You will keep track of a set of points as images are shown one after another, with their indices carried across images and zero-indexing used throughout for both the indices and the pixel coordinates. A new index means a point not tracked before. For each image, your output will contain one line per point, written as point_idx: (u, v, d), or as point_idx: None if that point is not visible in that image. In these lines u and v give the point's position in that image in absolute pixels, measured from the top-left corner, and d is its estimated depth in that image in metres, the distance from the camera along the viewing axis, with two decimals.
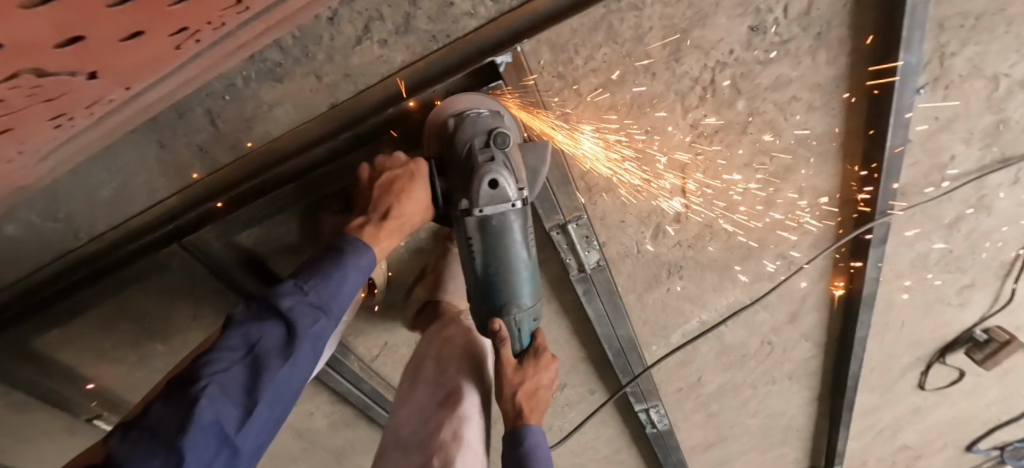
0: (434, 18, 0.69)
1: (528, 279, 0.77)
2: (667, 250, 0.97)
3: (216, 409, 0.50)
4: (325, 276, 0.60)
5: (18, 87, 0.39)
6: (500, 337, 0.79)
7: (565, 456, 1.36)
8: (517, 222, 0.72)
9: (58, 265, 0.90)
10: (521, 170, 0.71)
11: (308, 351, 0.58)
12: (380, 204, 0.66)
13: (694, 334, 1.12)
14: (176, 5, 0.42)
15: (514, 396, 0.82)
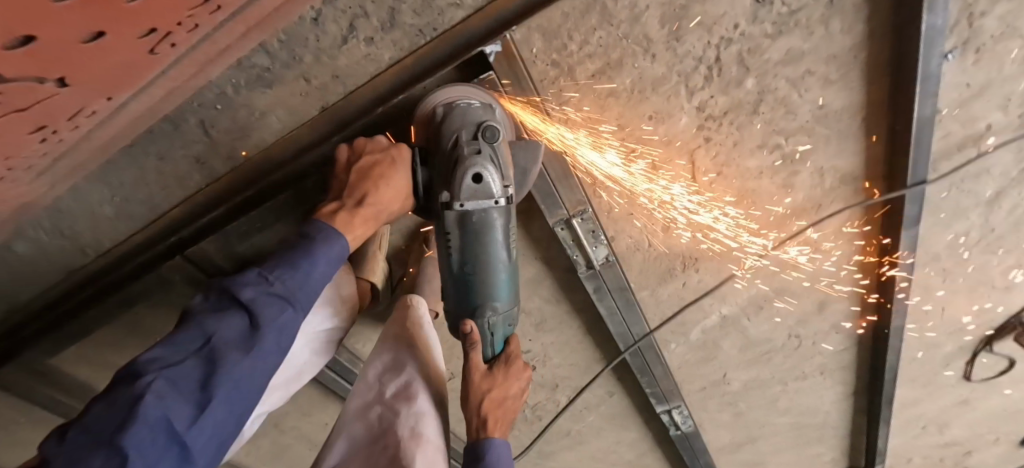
0: (420, 11, 0.66)
1: (507, 281, 0.73)
2: (681, 243, 0.92)
3: (166, 405, 0.48)
4: (290, 264, 0.57)
5: None
6: (471, 341, 0.73)
7: (586, 462, 1.31)
8: (498, 221, 0.68)
9: (68, 282, 0.91)
10: (509, 168, 0.68)
11: (272, 344, 0.55)
12: (356, 189, 0.63)
13: (714, 330, 1.07)
14: (135, 2, 0.41)
15: (480, 406, 0.74)
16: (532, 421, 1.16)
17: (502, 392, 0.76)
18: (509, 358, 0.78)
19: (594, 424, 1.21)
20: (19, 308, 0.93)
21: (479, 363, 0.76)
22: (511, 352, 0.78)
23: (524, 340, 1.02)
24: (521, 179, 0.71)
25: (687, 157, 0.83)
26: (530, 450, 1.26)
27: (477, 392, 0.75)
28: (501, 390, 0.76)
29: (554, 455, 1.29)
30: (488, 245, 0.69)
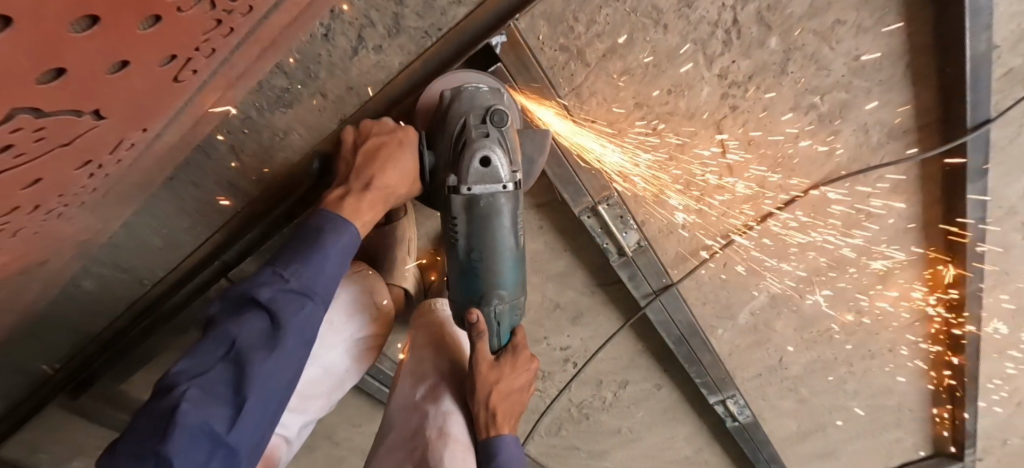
0: (423, 14, 0.67)
1: (515, 269, 0.70)
2: (717, 219, 0.88)
3: (202, 411, 0.50)
4: (303, 260, 0.57)
5: (22, 131, 0.40)
6: (478, 331, 0.69)
7: (640, 463, 1.25)
8: (507, 206, 0.67)
9: (129, 313, 0.95)
10: (517, 154, 0.68)
11: (293, 341, 0.55)
12: (364, 174, 0.63)
13: (766, 310, 1.00)
14: (150, 30, 0.42)
15: (488, 398, 0.73)
16: (579, 420, 1.12)
17: (509, 385, 0.75)
18: (516, 349, 0.75)
19: (646, 422, 1.15)
20: (90, 342, 0.99)
21: (486, 354, 0.72)
22: (517, 344, 0.75)
23: (561, 337, 0.99)
24: (527, 170, 0.72)
25: (714, 128, 0.79)
26: (579, 452, 1.19)
27: (486, 384, 0.73)
28: (508, 383, 0.74)
29: (608, 457, 1.22)
30: (495, 230, 0.67)
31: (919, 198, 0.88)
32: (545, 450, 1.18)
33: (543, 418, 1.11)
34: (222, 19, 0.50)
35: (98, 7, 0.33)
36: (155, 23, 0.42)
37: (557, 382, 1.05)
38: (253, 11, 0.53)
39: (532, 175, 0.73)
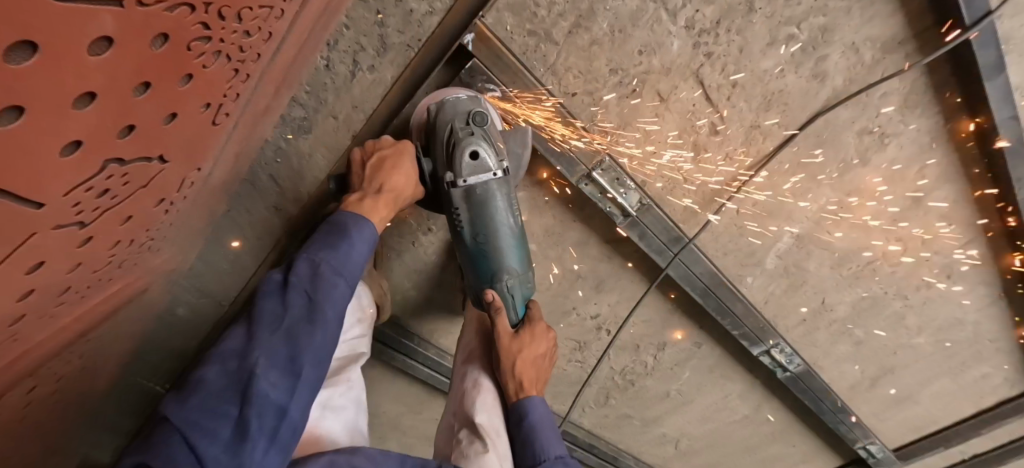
0: (403, 29, 0.75)
1: (519, 246, 0.79)
2: (718, 168, 0.90)
3: (268, 379, 0.59)
4: (334, 247, 0.68)
5: (112, 177, 0.52)
6: (495, 307, 0.79)
7: (698, 427, 1.24)
8: (500, 191, 0.75)
9: (214, 333, 1.12)
10: (503, 146, 0.76)
11: (333, 315, 0.65)
12: (375, 181, 0.73)
13: (794, 251, 0.99)
14: (186, 86, 0.53)
15: (514, 365, 0.81)
16: (625, 388, 1.15)
17: (533, 353, 0.82)
18: (533, 321, 0.83)
19: (695, 383, 1.15)
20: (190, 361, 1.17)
21: (506, 327, 0.80)
22: (533, 316, 0.83)
23: (588, 306, 1.03)
24: (517, 164, 0.79)
25: (694, 77, 0.82)
26: (633, 420, 1.21)
27: (509, 353, 0.80)
28: (530, 351, 0.81)
29: (663, 423, 1.23)
30: (494, 215, 0.75)
31: (939, 110, 0.84)
32: (598, 422, 1.21)
33: (589, 389, 1.15)
34: (239, 68, 0.61)
35: (148, 75, 0.46)
36: (189, 79, 0.53)
37: (594, 352, 1.09)
38: (261, 55, 0.63)
39: (524, 168, 0.80)
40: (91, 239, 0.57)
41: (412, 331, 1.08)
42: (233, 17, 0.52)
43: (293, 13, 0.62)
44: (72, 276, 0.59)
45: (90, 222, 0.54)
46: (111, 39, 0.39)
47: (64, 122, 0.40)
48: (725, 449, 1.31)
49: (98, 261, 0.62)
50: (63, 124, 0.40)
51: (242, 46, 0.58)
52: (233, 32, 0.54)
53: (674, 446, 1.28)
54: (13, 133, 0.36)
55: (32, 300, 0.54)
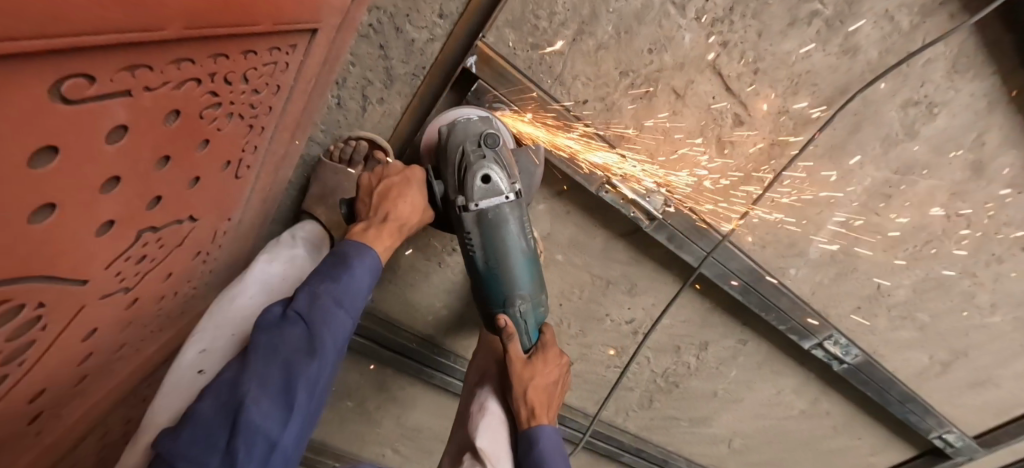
0: (407, 59, 0.76)
1: (531, 269, 0.77)
2: (746, 159, 0.85)
3: (259, 410, 0.58)
4: (334, 279, 0.68)
5: (148, 244, 0.56)
6: (507, 332, 0.78)
7: (751, 424, 1.20)
8: (513, 215, 0.74)
9: None
10: (515, 168, 0.75)
11: (329, 346, 0.66)
12: (380, 210, 0.74)
13: (839, 237, 0.93)
14: (203, 151, 0.56)
15: (526, 391, 0.80)
16: (670, 390, 1.12)
17: (544, 380, 0.81)
18: (546, 347, 0.82)
19: (743, 381, 1.11)
20: None
21: (517, 352, 0.80)
22: (546, 340, 0.82)
23: (622, 311, 1.01)
24: (530, 182, 0.79)
25: (711, 68, 0.78)
26: (681, 422, 1.18)
27: (520, 379, 0.80)
28: (541, 379, 0.81)
29: (714, 423, 1.19)
30: (507, 238, 0.74)
31: (995, 72, 0.75)
32: (644, 425, 1.19)
33: (631, 393, 1.13)
34: (253, 124, 0.63)
35: (167, 148, 0.49)
36: (206, 144, 0.56)
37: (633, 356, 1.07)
38: (272, 108, 0.65)
39: (535, 187, 0.80)
40: (137, 300, 0.62)
41: (448, 349, 1.10)
42: (239, 80, 0.54)
43: (297, 63, 0.64)
44: (125, 334, 0.64)
45: (133, 285, 0.58)
46: (126, 127, 0.42)
47: (95, 207, 0.44)
48: (783, 444, 1.25)
49: (147, 317, 0.67)
50: (94, 209, 0.44)
51: (252, 104, 0.60)
52: (241, 93, 0.56)
53: (727, 445, 1.24)
54: (52, 228, 0.40)
55: (91, 362, 0.59)
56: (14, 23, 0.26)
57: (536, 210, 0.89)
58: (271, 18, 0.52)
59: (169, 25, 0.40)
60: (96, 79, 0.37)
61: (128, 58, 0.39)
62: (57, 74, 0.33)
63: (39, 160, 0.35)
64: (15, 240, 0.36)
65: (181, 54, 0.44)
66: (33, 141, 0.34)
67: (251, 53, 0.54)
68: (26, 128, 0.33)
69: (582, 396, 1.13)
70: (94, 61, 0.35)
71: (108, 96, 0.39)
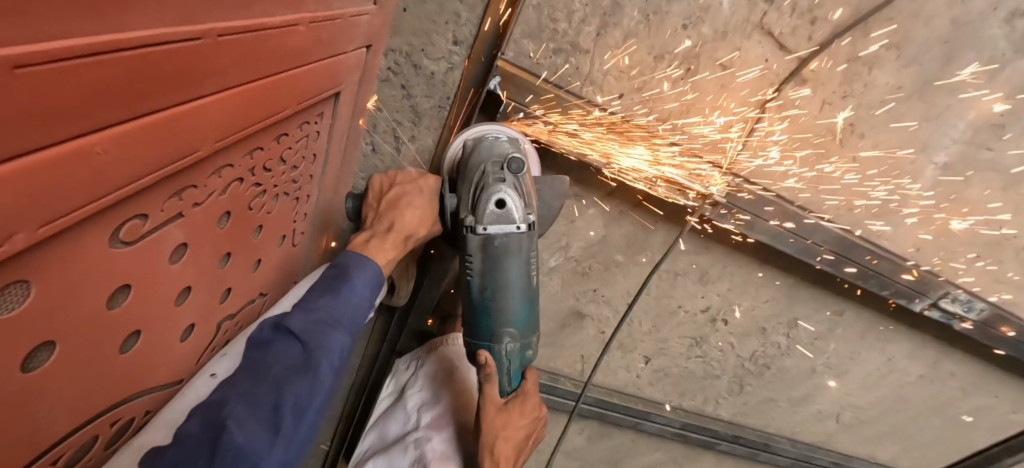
0: (430, 93, 0.75)
1: (528, 309, 0.70)
2: (816, 120, 0.76)
3: (244, 430, 0.47)
4: (333, 292, 0.60)
5: (230, 330, 0.60)
6: (486, 372, 0.66)
7: (861, 396, 1.10)
8: (521, 248, 0.66)
9: (343, 419, 1.17)
10: (533, 198, 0.68)
11: (327, 365, 0.55)
12: (386, 219, 0.68)
13: (943, 184, 0.81)
14: (258, 235, 0.58)
15: (491, 442, 0.67)
16: (762, 373, 1.05)
17: (515, 433, 0.69)
18: (524, 397, 0.71)
19: (845, 352, 1.02)
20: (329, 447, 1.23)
21: (494, 397, 0.68)
22: (526, 389, 0.72)
23: (695, 301, 0.95)
24: (545, 214, 0.74)
25: (758, 30, 0.69)
26: (779, 403, 1.11)
27: (490, 428, 0.67)
28: (510, 432, 0.68)
29: (817, 399, 1.10)
30: (510, 272, 0.66)
31: None
32: (739, 411, 1.13)
33: (719, 381, 1.07)
34: (298, 196, 0.65)
35: (227, 246, 0.52)
36: (260, 229, 0.58)
37: (716, 343, 1.01)
38: (313, 176, 0.67)
39: (552, 221, 0.75)
40: None
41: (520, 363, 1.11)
42: (278, 164, 0.56)
43: (327, 129, 0.65)
44: None
45: None
46: (185, 244, 0.44)
47: (173, 318, 0.46)
48: (903, 413, 1.14)
49: None
50: (172, 321, 0.46)
51: (294, 179, 0.62)
52: (281, 174, 0.58)
53: (837, 421, 1.15)
54: (141, 349, 0.43)
55: None
56: (62, 206, 0.27)
57: (586, 215, 0.86)
58: (296, 101, 0.52)
59: (207, 143, 0.40)
60: (149, 216, 0.38)
61: (175, 186, 0.40)
62: (112, 226, 0.34)
63: (115, 300, 0.38)
64: (107, 371, 0.40)
65: (222, 163, 0.45)
66: (105, 286, 0.36)
67: (284, 135, 0.55)
68: (94, 279, 0.35)
69: (667, 390, 1.09)
70: (144, 201, 0.37)
71: (164, 224, 0.40)
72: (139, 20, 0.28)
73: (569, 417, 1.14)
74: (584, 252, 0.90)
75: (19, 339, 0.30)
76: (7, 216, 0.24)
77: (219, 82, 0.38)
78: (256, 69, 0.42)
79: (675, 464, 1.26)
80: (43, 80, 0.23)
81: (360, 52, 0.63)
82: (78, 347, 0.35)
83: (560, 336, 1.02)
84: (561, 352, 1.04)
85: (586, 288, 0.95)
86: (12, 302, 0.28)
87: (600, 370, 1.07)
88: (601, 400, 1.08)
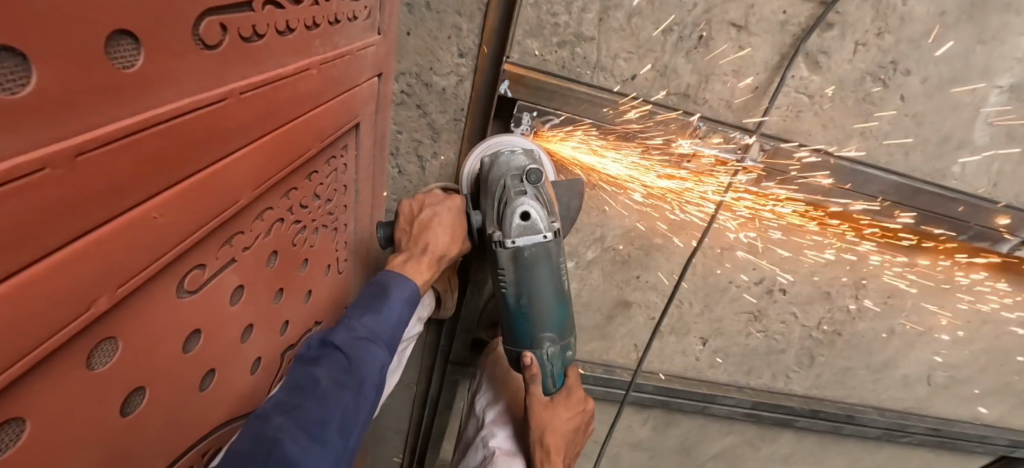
0: (444, 108, 0.76)
1: (563, 311, 0.70)
2: (850, 66, 0.70)
3: (295, 442, 0.47)
4: (374, 310, 0.58)
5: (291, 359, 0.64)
6: (529, 373, 0.69)
7: (952, 354, 1.01)
8: (552, 255, 0.66)
9: (410, 429, 1.22)
10: (554, 206, 0.68)
11: (370, 381, 0.55)
12: (420, 241, 0.66)
13: (1012, 109, 0.73)
14: (305, 269, 0.62)
15: (541, 434, 0.70)
16: (832, 342, 0.99)
17: (564, 426, 0.71)
18: (570, 391, 0.74)
19: (925, 308, 0.94)
20: (400, 455, 1.30)
21: (539, 396, 0.71)
22: (571, 385, 0.74)
23: (745, 275, 0.91)
24: (566, 213, 0.73)
25: None
26: (858, 371, 1.04)
27: (538, 422, 0.70)
28: (560, 424, 0.71)
29: (900, 363, 1.02)
30: (545, 278, 0.66)
31: None
32: (813, 384, 1.06)
33: (786, 355, 1.02)
34: (336, 227, 0.69)
35: (279, 282, 0.55)
36: (305, 263, 0.61)
37: (777, 316, 0.96)
38: (347, 206, 0.71)
39: (574, 220, 0.76)
40: None
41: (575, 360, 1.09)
42: (313, 199, 0.59)
43: (353, 160, 0.68)
44: None
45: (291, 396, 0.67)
46: (242, 285, 0.48)
47: (239, 354, 0.50)
48: (1006, 368, 1.03)
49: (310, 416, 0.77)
50: (239, 357, 0.50)
51: (330, 212, 0.65)
52: (318, 209, 0.61)
53: (928, 384, 1.06)
54: (216, 386, 0.47)
55: None
56: (128, 269, 0.30)
57: (617, 204, 0.84)
58: (319, 139, 0.55)
59: (245, 193, 0.42)
60: (207, 265, 0.41)
61: (224, 235, 0.43)
62: (176, 280, 0.38)
63: (189, 344, 0.41)
64: (191, 408, 0.43)
65: (263, 207, 0.48)
66: (177, 335, 0.39)
67: (314, 173, 0.58)
68: (167, 329, 0.38)
69: (730, 370, 1.05)
70: (201, 253, 0.40)
71: (220, 270, 0.44)
72: (166, 94, 0.31)
73: (632, 408, 1.13)
74: (621, 240, 0.88)
75: (114, 384, 0.33)
76: (80, 283, 0.27)
77: (247, 136, 0.41)
78: (277, 117, 0.45)
79: (751, 445, 1.20)
80: (98, 164, 0.26)
81: (371, 82, 0.66)
82: (163, 390, 0.39)
83: (610, 327, 1.01)
84: (614, 343, 1.03)
85: (628, 275, 0.93)
86: (104, 356, 0.32)
87: (656, 357, 1.04)
88: (662, 388, 1.05)
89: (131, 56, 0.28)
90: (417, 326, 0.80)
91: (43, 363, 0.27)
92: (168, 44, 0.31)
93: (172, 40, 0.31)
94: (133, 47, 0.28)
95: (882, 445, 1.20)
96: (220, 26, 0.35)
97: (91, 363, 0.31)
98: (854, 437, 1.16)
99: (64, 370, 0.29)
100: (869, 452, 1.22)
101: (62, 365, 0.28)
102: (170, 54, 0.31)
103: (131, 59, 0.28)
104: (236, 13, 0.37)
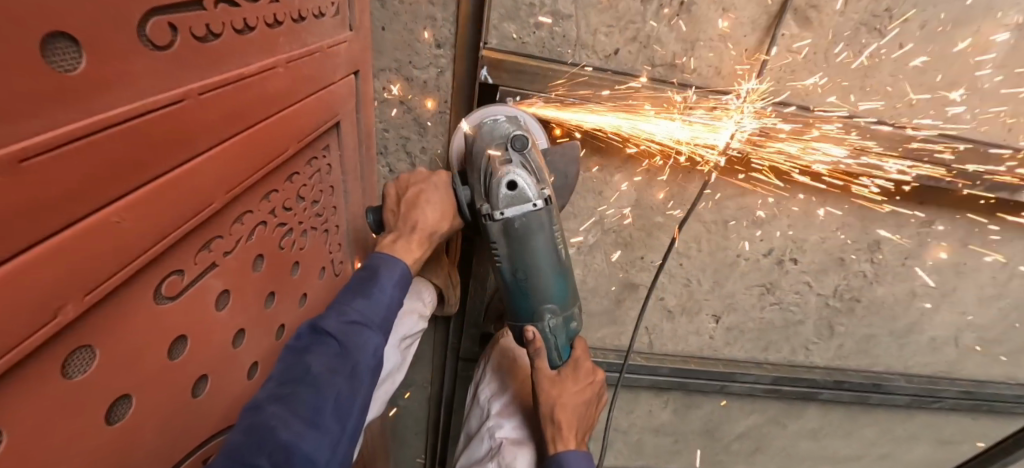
0: (427, 101, 0.76)
1: (563, 280, 0.68)
2: (842, 18, 0.67)
3: (290, 428, 0.47)
4: (365, 293, 0.57)
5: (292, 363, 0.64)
6: (534, 347, 0.68)
7: (981, 313, 0.97)
8: (544, 223, 0.63)
9: (428, 430, 1.22)
10: (544, 173, 0.65)
11: (364, 365, 0.55)
12: (409, 220, 0.65)
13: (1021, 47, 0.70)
14: (296, 272, 0.61)
15: (552, 410, 0.68)
16: (852, 308, 0.95)
17: (574, 400, 0.69)
18: (576, 363, 0.72)
19: (947, 267, 0.90)
20: (421, 458, 1.30)
21: (546, 370, 0.70)
22: (577, 357, 0.73)
23: (753, 247, 0.88)
24: (564, 182, 0.72)
25: None
26: (881, 339, 1.00)
27: (546, 398, 0.69)
28: (569, 398, 0.69)
29: (926, 326, 0.98)
30: (540, 248, 0.64)
31: None
32: (836, 355, 1.03)
33: (805, 326, 0.98)
34: (327, 229, 0.69)
35: (269, 286, 0.55)
36: (296, 265, 0.61)
37: (790, 287, 0.93)
38: (336, 206, 0.71)
39: (571, 190, 0.74)
40: None
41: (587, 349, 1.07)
42: (297, 201, 0.58)
43: (337, 160, 0.68)
44: None
45: None
46: (227, 290, 0.47)
47: (231, 360, 0.50)
48: None
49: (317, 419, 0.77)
50: (232, 363, 0.50)
51: (318, 213, 0.65)
52: (304, 211, 0.61)
53: (957, 346, 1.02)
54: (210, 393, 0.47)
55: None
56: (91, 276, 0.30)
57: (614, 183, 0.82)
58: (296, 137, 0.54)
59: (218, 195, 0.42)
60: (185, 270, 0.41)
61: (201, 239, 0.42)
62: (153, 286, 0.37)
63: (175, 352, 0.41)
64: (184, 415, 0.43)
65: (240, 210, 0.48)
66: (162, 342, 0.39)
67: (296, 174, 0.58)
68: (149, 337, 0.38)
69: (748, 346, 1.02)
70: (176, 259, 0.40)
71: (201, 275, 0.43)
72: (115, 96, 0.30)
73: (650, 393, 1.11)
74: (621, 221, 0.86)
75: (97, 393, 0.33)
76: (45, 292, 0.27)
77: (213, 135, 0.40)
78: (245, 118, 0.44)
79: (777, 423, 1.17)
80: (49, 171, 0.26)
81: (348, 80, 0.65)
82: (151, 397, 0.39)
83: (618, 311, 0.98)
84: (624, 327, 1.01)
85: (632, 257, 0.91)
86: (81, 366, 0.32)
87: (670, 339, 1.02)
88: (677, 370, 1.03)
89: (72, 58, 0.28)
90: (422, 321, 0.80)
91: (12, 376, 0.27)
92: (114, 43, 0.30)
93: (114, 40, 0.30)
94: (74, 50, 0.28)
95: (915, 413, 1.15)
96: (169, 26, 0.35)
97: (67, 372, 0.31)
98: (883, 407, 1.12)
99: (39, 379, 0.29)
100: (901, 421, 1.17)
101: (34, 375, 0.28)
102: (117, 53, 0.30)
103: (73, 62, 0.28)
104: (187, 13, 0.36)
